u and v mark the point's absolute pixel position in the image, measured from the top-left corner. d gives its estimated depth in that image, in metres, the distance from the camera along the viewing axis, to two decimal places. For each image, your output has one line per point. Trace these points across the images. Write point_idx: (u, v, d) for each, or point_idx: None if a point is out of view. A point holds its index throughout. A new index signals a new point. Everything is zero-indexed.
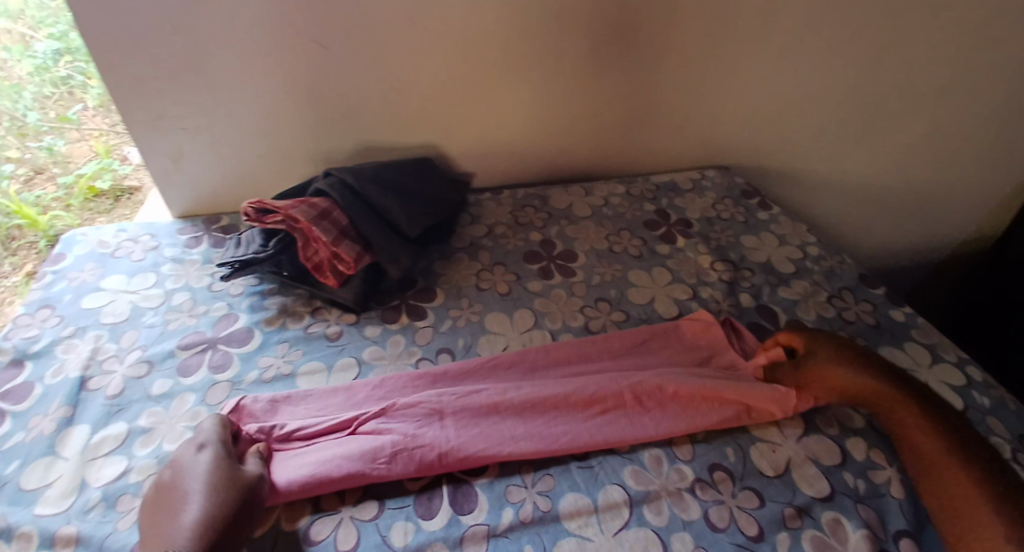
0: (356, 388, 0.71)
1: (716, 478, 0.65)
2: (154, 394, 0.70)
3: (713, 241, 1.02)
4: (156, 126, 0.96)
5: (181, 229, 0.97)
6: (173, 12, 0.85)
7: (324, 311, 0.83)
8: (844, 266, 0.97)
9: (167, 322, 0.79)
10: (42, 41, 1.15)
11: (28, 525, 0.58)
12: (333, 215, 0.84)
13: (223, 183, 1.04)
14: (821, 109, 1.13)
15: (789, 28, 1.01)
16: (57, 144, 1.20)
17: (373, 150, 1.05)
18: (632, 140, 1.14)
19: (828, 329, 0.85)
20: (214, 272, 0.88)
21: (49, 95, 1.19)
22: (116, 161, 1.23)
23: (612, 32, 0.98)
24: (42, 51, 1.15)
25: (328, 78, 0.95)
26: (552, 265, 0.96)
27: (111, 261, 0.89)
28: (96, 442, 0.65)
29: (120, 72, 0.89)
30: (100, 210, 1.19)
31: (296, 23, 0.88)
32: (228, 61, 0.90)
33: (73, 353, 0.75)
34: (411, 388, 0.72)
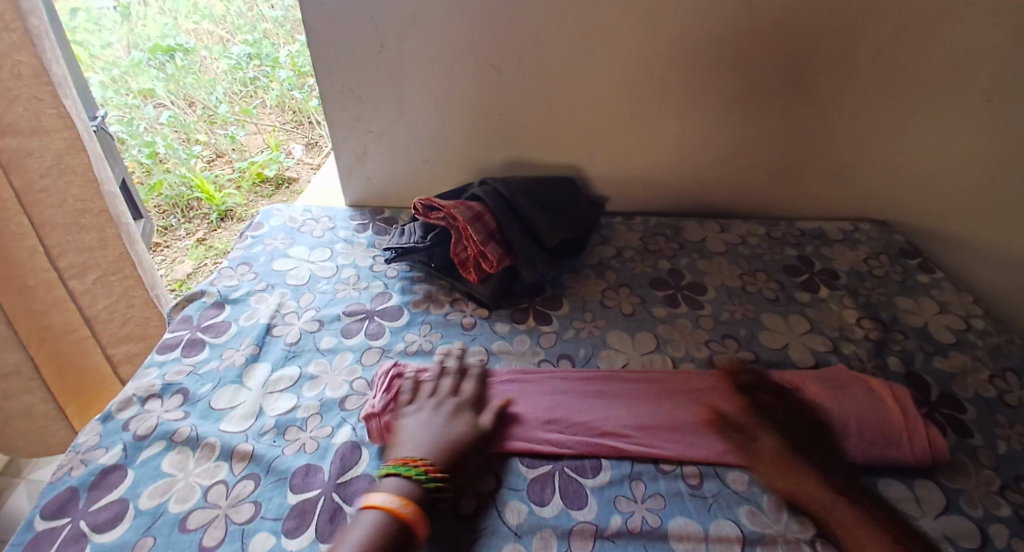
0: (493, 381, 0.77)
1: (840, 537, 0.62)
2: (323, 347, 0.80)
3: (861, 296, 0.97)
4: (348, 126, 1.10)
5: (353, 215, 1.10)
6: (382, 32, 0.98)
7: (462, 302, 0.90)
8: (1013, 345, 0.88)
9: (336, 290, 0.90)
10: (236, 46, 1.85)
11: (213, 437, 0.69)
12: (485, 218, 0.91)
13: (390, 180, 1.17)
14: (1004, 178, 1.03)
15: (979, 87, 0.95)
16: (238, 133, 1.75)
17: (522, 165, 1.13)
18: (780, 185, 1.12)
19: (987, 409, 0.78)
20: (376, 255, 0.98)
21: (236, 93, 1.80)
22: (281, 154, 1.70)
23: (775, 79, 0.98)
24: (237, 54, 1.82)
25: (497, 98, 1.04)
26: (679, 294, 0.97)
27: (297, 234, 1.03)
28: (275, 379, 0.76)
29: (330, 79, 1.05)
30: (263, 193, 1.63)
31: (479, 49, 0.98)
32: (416, 77, 1.02)
33: (263, 303, 0.88)
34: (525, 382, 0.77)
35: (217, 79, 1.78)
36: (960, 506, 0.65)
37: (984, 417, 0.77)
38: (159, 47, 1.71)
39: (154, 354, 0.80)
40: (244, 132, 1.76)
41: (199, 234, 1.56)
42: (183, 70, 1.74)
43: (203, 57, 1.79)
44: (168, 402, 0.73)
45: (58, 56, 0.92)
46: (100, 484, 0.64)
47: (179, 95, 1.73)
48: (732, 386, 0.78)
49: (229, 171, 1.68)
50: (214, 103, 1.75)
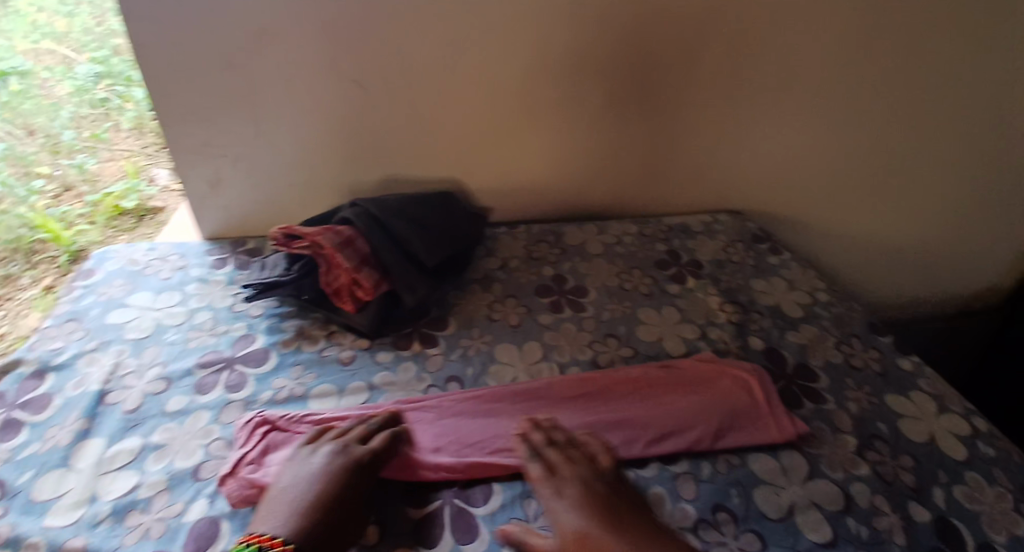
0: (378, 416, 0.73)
1: (719, 519, 0.65)
2: (169, 410, 0.72)
3: (724, 282, 1.04)
4: (198, 152, 1.00)
5: (208, 250, 1.01)
6: (226, 49, 0.90)
7: (339, 335, 0.85)
8: (853, 314, 0.98)
9: (187, 340, 0.82)
10: (81, 61, 1.60)
11: (36, 535, 0.59)
12: (356, 243, 0.88)
13: (253, 208, 1.08)
14: (833, 163, 1.16)
15: (807, 86, 1.05)
16: (88, 163, 1.44)
17: (396, 183, 1.09)
18: (649, 184, 1.18)
19: (836, 375, 0.86)
20: (236, 293, 0.91)
21: (83, 117, 1.54)
22: (143, 183, 1.40)
23: (635, 87, 1.03)
24: (83, 72, 1.58)
25: (361, 115, 1.00)
26: (563, 299, 0.98)
27: (139, 278, 0.93)
28: (110, 456, 0.67)
29: (169, 101, 0.95)
30: (123, 229, 1.29)
31: (338, 65, 0.94)
32: (270, 95, 0.96)
33: (95, 366, 0.78)
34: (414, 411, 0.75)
35: (61, 101, 1.53)
36: (821, 471, 0.71)
37: (834, 383, 0.84)
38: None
39: None
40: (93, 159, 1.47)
41: (49, 280, 1.20)
42: (20, 94, 1.51)
43: (43, 78, 1.57)
44: None
45: None
46: None
47: (15, 124, 1.46)
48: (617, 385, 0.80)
49: (80, 207, 1.34)
50: (58, 129, 1.48)
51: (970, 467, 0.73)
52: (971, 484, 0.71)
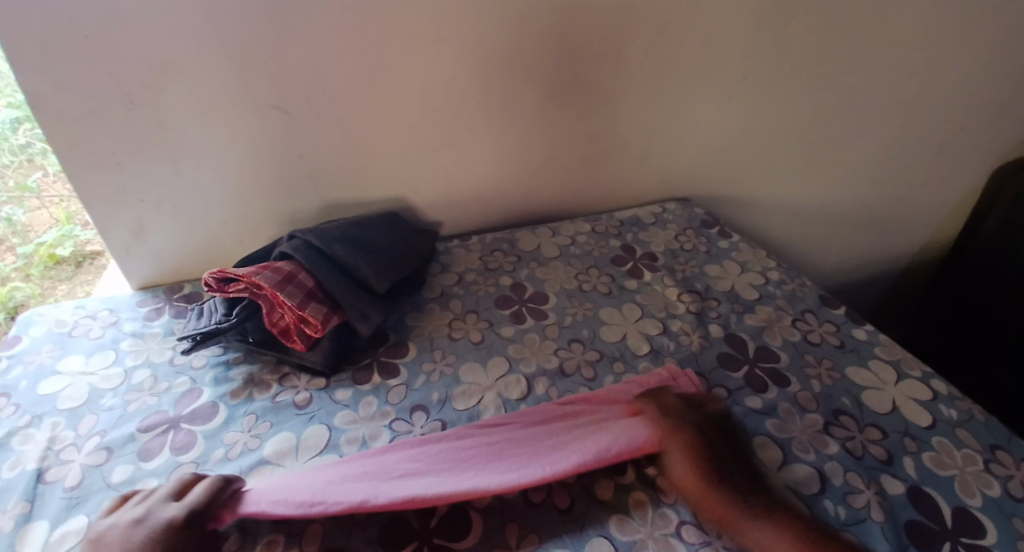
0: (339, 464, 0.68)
1: (701, 519, 0.65)
2: (115, 482, 0.67)
3: (679, 272, 1.04)
4: (114, 200, 0.94)
5: (141, 301, 0.95)
6: (127, 88, 0.85)
7: (293, 376, 0.81)
8: (805, 289, 0.99)
9: (126, 403, 0.76)
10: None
11: None
12: (298, 278, 0.83)
13: (186, 251, 1.03)
14: (770, 139, 1.18)
15: (731, 66, 1.06)
16: (16, 214, 1.11)
17: (337, 208, 1.06)
18: (594, 181, 1.17)
19: (797, 353, 0.87)
20: (176, 344, 0.86)
21: (7, 164, 1.07)
22: (78, 228, 1.17)
23: (564, 80, 1.01)
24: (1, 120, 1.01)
25: (289, 141, 0.96)
26: (523, 309, 0.96)
27: (68, 341, 0.86)
28: (57, 539, 0.62)
29: (74, 149, 0.88)
30: (61, 279, 1.17)
31: (257, 93, 0.89)
32: (184, 133, 0.91)
33: (30, 443, 0.71)
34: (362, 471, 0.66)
35: None
36: (796, 455, 0.72)
37: (796, 361, 0.86)
38: None
39: None
40: (22, 208, 1.12)
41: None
42: None
43: None
44: None
45: None
46: None
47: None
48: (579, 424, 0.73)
49: (14, 260, 1.13)
50: None
51: (935, 432, 0.75)
52: (937, 448, 0.73)
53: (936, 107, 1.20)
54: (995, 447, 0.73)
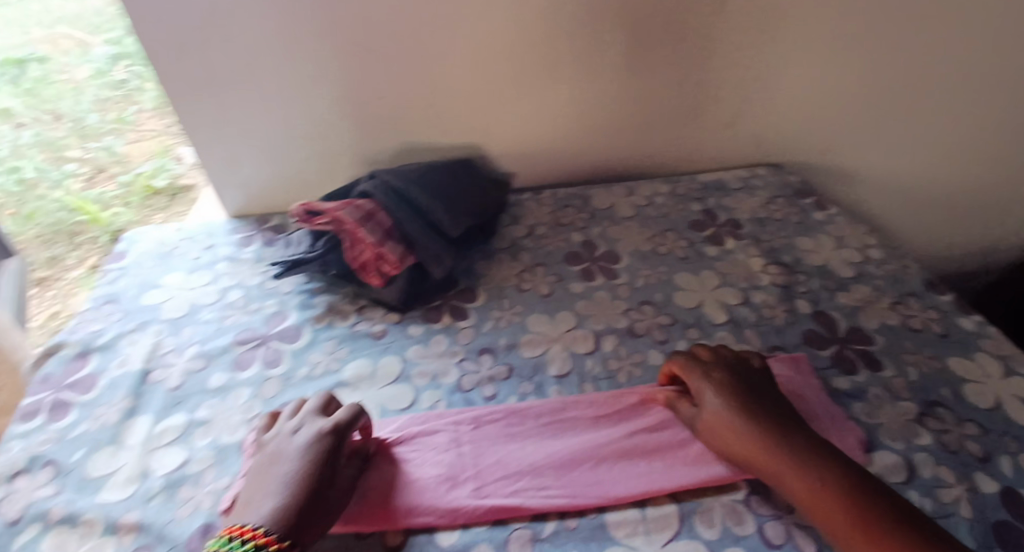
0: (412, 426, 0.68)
1: (772, 491, 0.62)
2: (211, 387, 0.72)
3: (765, 242, 0.98)
4: (212, 130, 0.98)
5: (236, 228, 1.00)
6: (226, 18, 0.87)
7: (369, 310, 0.84)
8: (907, 271, 0.92)
9: (223, 317, 0.82)
10: None
11: (92, 512, 0.61)
12: (378, 217, 0.85)
13: (274, 186, 1.07)
14: (880, 105, 1.08)
15: (846, 20, 0.97)
16: (111, 145, 1.37)
17: (416, 151, 1.06)
18: (679, 139, 1.12)
19: (892, 338, 0.81)
20: (266, 270, 0.90)
21: (105, 99, 1.34)
22: (169, 161, 1.42)
23: (657, 28, 0.96)
24: None
25: (374, 79, 0.96)
26: (595, 266, 0.95)
27: (169, 260, 0.92)
28: (158, 433, 0.68)
29: (176, 79, 0.92)
30: (156, 206, 1.39)
31: (345, 28, 0.89)
32: (276, 67, 0.92)
33: (135, 347, 0.78)
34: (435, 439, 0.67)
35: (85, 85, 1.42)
36: (882, 442, 0.68)
37: (890, 345, 0.80)
38: (8, 60, 1.62)
39: (15, 425, 0.70)
40: None
41: (92, 261, 1.37)
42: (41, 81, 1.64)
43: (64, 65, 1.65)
44: (37, 478, 0.65)
45: None
46: None
47: (41, 109, 1.61)
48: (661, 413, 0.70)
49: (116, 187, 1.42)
50: (83, 113, 1.59)
51: None
52: None
53: None
54: None
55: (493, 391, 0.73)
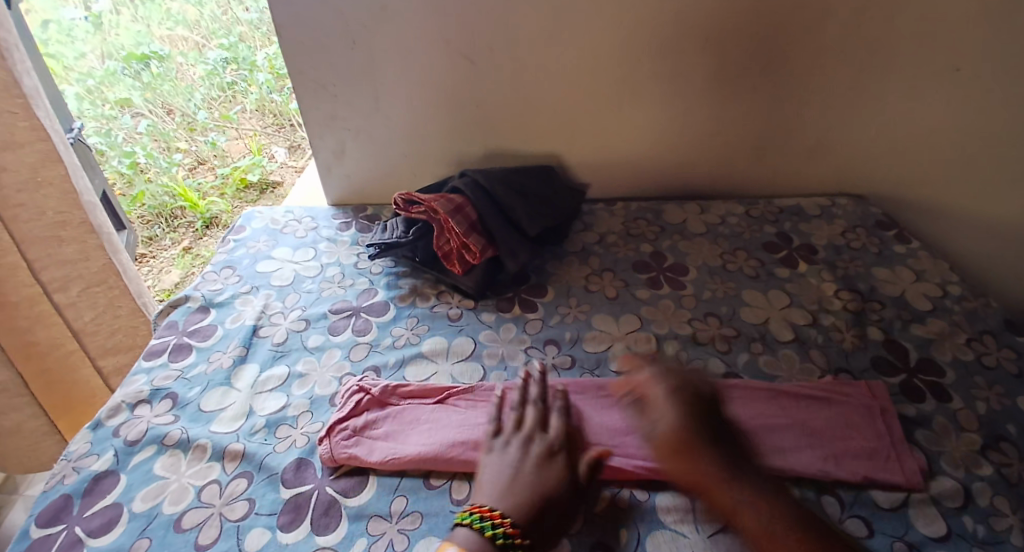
0: (476, 391, 0.74)
1: (823, 500, 0.65)
2: (310, 345, 0.82)
3: (839, 269, 0.99)
4: (324, 125, 1.10)
5: (335, 214, 1.11)
6: (352, 28, 0.98)
7: (447, 295, 0.91)
8: (989, 309, 0.90)
9: (321, 289, 0.91)
10: (216, 53, 1.78)
11: (204, 438, 0.70)
12: (466, 211, 0.92)
13: (370, 179, 1.18)
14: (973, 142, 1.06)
15: (943, 56, 0.97)
16: (219, 140, 1.75)
17: (501, 156, 1.14)
18: (757, 164, 1.14)
19: (963, 372, 0.80)
20: (360, 252, 1.00)
21: (215, 98, 1.77)
22: (264, 159, 1.71)
23: (744, 55, 1.00)
24: (214, 60, 1.77)
25: (473, 88, 1.05)
26: (661, 276, 0.99)
27: (279, 236, 1.04)
28: (263, 379, 0.77)
29: (303, 78, 1.05)
30: (247, 199, 1.64)
31: (453, 41, 0.99)
32: (388, 72, 1.03)
33: (248, 305, 0.89)
34: (495, 403, 0.73)
35: (194, 84, 1.75)
36: (941, 467, 0.68)
37: (961, 380, 0.79)
38: (132, 56, 1.68)
39: (142, 361, 0.81)
40: (224, 135, 1.78)
41: (185, 242, 1.60)
42: (159, 77, 1.71)
43: (179, 64, 1.76)
44: (157, 408, 0.74)
45: (29, 67, 0.92)
46: (92, 492, 0.65)
47: (157, 103, 1.72)
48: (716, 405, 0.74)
49: (214, 181, 1.68)
50: (193, 109, 1.74)
51: None
52: None
53: None
54: None
55: (558, 377, 0.79)
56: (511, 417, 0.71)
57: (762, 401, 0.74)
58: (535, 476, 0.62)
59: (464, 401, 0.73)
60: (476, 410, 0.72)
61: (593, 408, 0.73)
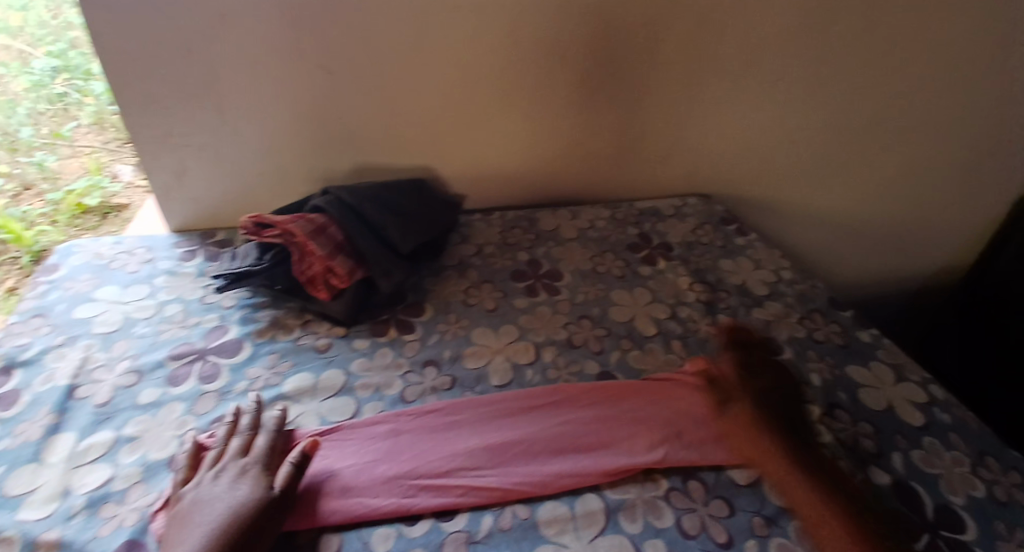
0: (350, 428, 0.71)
1: (690, 487, 0.68)
2: (142, 402, 0.72)
3: (693, 264, 1.06)
4: (160, 142, 0.99)
5: (177, 242, 1.00)
6: (184, 35, 0.89)
7: (314, 323, 0.86)
8: (815, 290, 1.02)
9: (158, 332, 0.81)
10: (41, 58, 1.36)
11: (10, 530, 0.59)
12: (329, 231, 0.87)
13: (220, 201, 1.07)
14: (796, 143, 1.19)
15: (767, 67, 1.08)
16: (47, 159, 1.34)
17: (368, 171, 1.09)
18: (619, 170, 1.20)
19: (800, 348, 0.89)
20: (207, 284, 0.90)
21: (43, 111, 1.37)
22: (105, 179, 1.33)
23: (598, 66, 1.04)
24: (41, 68, 1.36)
25: (330, 100, 0.99)
26: (538, 283, 1.00)
27: (107, 272, 0.91)
28: (83, 449, 0.67)
29: (129, 89, 0.93)
30: (87, 227, 1.26)
31: (303, 50, 0.93)
32: (231, 83, 0.94)
33: (63, 361, 0.77)
34: (371, 439, 0.69)
35: (16, 99, 1.35)
36: None
37: (798, 356, 0.88)
38: None
39: None
40: None
41: (12, 283, 1.18)
42: None
43: None
44: None
45: None
46: None
47: None
48: (595, 405, 0.76)
49: (41, 207, 1.28)
50: None
51: (927, 433, 0.77)
52: (927, 449, 0.75)
53: (970, 130, 1.21)
54: (986, 454, 0.75)
55: (438, 400, 0.76)
56: (389, 451, 0.68)
57: (634, 398, 0.77)
58: (245, 506, 0.58)
59: (339, 442, 0.69)
60: (353, 448, 0.68)
61: (475, 427, 0.72)
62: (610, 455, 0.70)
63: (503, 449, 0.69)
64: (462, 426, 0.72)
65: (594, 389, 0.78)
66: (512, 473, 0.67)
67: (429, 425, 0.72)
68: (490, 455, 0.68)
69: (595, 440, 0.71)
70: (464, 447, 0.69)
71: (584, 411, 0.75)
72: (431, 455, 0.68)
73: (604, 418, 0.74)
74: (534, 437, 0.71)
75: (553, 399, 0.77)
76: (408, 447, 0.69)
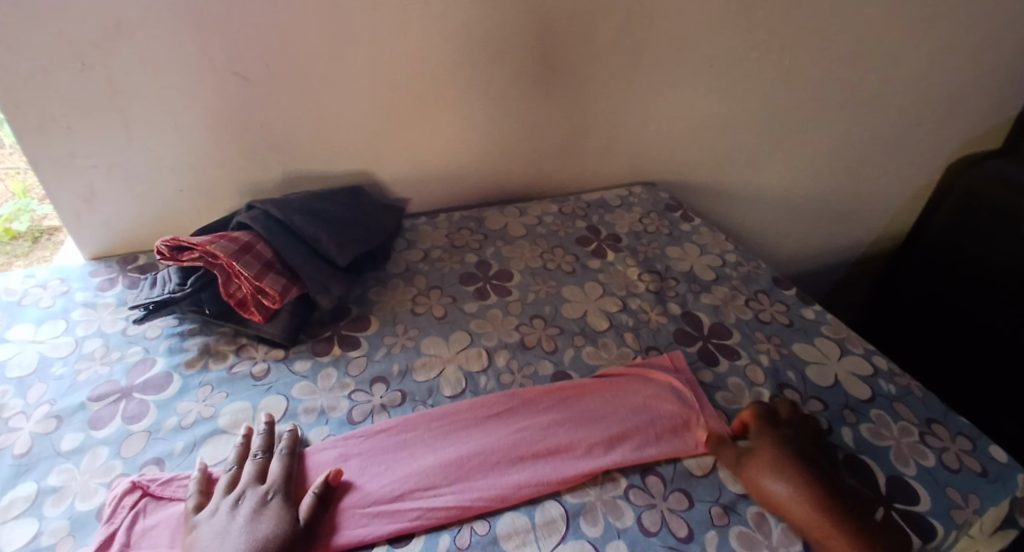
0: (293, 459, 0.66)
1: (649, 482, 0.67)
2: (64, 450, 0.66)
3: (641, 253, 1.06)
4: (63, 164, 0.91)
5: (95, 271, 0.93)
6: (78, 48, 0.82)
7: (250, 348, 0.81)
8: (760, 271, 1.03)
9: (77, 372, 0.75)
10: None
11: None
12: (255, 248, 0.82)
13: (141, 222, 1.01)
14: (734, 126, 1.20)
15: (698, 51, 1.08)
16: None
17: (301, 180, 1.04)
18: (562, 163, 1.18)
19: (748, 330, 0.90)
20: (129, 315, 0.84)
21: None
22: (34, 201, 1.12)
23: (530, 58, 1.01)
24: None
25: (250, 109, 0.94)
26: (488, 285, 0.97)
27: (18, 310, 0.84)
28: (5, 505, 0.61)
29: (23, 111, 0.85)
30: (16, 255, 1.11)
31: (214, 58, 0.87)
32: (138, 96, 0.88)
33: None
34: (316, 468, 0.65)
35: None
36: None
37: (746, 338, 0.88)
38: None
39: None
40: None
41: None
42: None
43: None
44: None
45: None
46: None
47: None
48: (550, 409, 0.74)
49: None
50: None
51: (874, 405, 0.78)
52: (876, 420, 0.76)
53: (895, 101, 1.24)
54: (932, 421, 0.77)
55: (388, 418, 0.73)
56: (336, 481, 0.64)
57: (588, 397, 0.76)
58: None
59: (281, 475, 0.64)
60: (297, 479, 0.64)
61: (427, 445, 0.69)
62: (568, 459, 0.68)
63: (457, 465, 0.66)
64: (413, 445, 0.69)
65: (547, 392, 0.76)
66: (467, 490, 0.64)
67: (378, 448, 0.68)
68: (444, 473, 0.66)
69: (552, 446, 0.69)
70: (416, 468, 0.66)
71: (538, 416, 0.73)
72: (382, 480, 0.65)
73: (559, 421, 0.72)
74: (489, 450, 0.68)
75: (506, 406, 0.74)
76: (357, 474, 0.65)
